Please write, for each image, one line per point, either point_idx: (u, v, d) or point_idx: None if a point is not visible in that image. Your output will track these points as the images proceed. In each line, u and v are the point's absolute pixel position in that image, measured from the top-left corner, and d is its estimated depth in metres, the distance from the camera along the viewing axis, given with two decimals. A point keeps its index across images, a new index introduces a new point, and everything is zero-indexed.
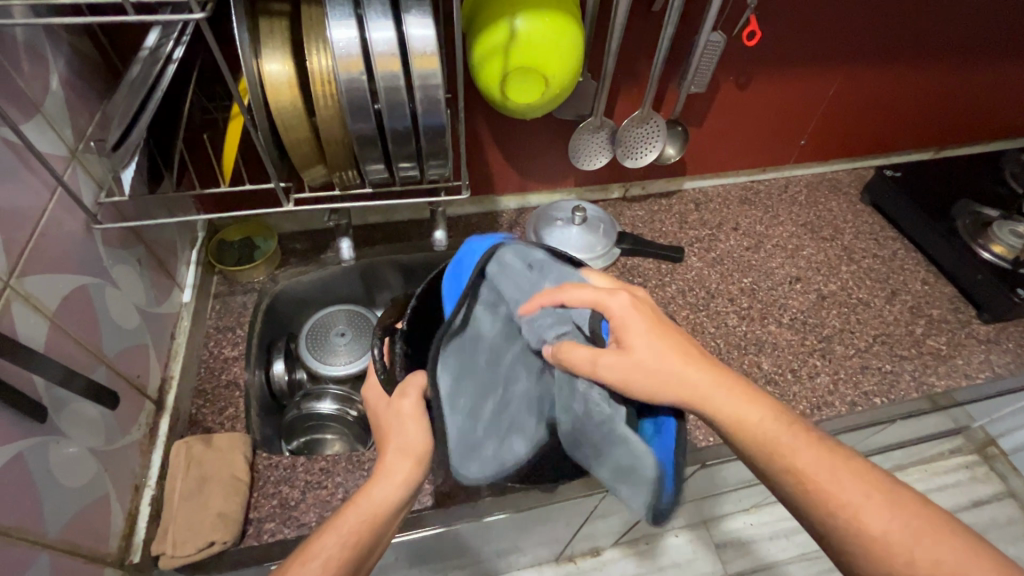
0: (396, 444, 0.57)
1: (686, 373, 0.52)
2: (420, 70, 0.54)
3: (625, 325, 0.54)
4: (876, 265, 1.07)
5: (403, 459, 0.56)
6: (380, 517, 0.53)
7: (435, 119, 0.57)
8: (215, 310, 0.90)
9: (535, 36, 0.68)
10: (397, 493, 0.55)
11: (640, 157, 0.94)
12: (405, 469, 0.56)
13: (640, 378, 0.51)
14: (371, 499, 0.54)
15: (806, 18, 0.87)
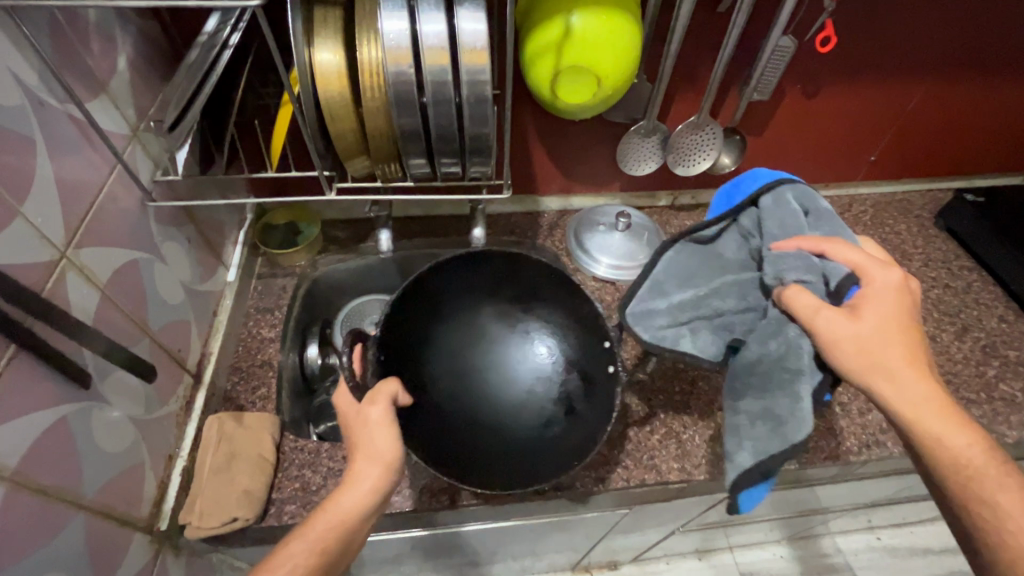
0: (365, 453, 0.57)
1: (913, 379, 0.49)
2: (471, 66, 0.52)
3: (879, 302, 0.51)
4: (946, 297, 0.98)
5: (374, 468, 0.57)
6: (347, 524, 0.55)
7: (482, 116, 0.55)
8: (257, 291, 0.93)
9: (592, 35, 0.65)
10: (363, 502, 0.56)
11: (693, 164, 0.90)
12: (374, 477, 0.56)
13: (861, 347, 0.50)
14: (337, 508, 0.55)
15: (888, 24, 0.81)
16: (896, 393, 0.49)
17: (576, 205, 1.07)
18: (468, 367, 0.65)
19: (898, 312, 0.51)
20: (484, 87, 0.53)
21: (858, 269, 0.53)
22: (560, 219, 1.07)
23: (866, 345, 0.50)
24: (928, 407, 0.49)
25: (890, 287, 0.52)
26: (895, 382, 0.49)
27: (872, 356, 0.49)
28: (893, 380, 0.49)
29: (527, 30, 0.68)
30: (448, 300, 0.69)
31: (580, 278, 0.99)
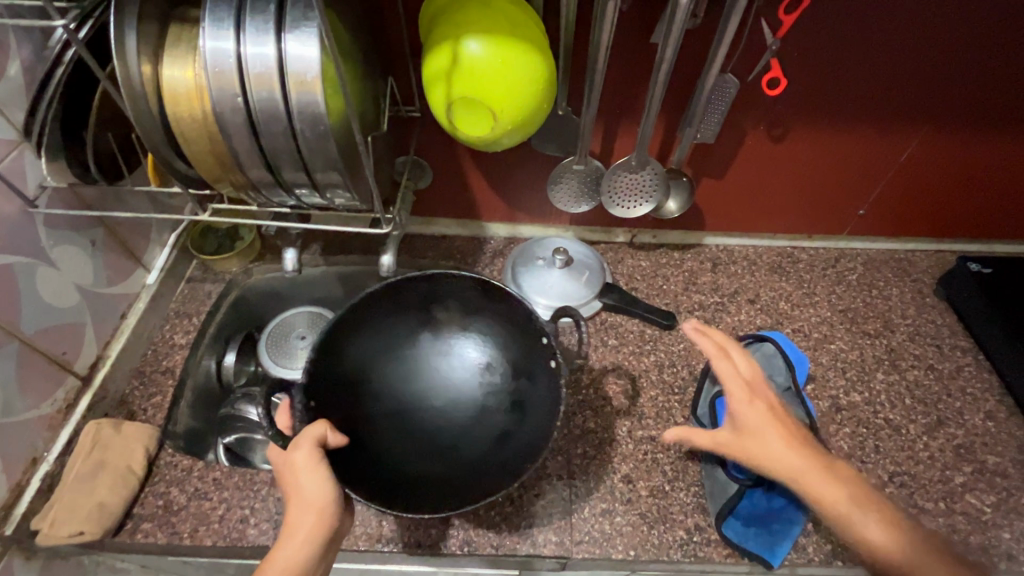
0: (297, 503, 0.53)
1: (789, 457, 0.56)
2: (302, 95, 0.49)
3: (750, 415, 0.58)
4: (926, 381, 0.85)
5: (309, 513, 0.52)
6: None
7: (321, 150, 0.52)
8: (183, 294, 0.93)
9: (483, 63, 0.59)
10: (305, 555, 0.51)
11: (630, 208, 0.82)
12: (311, 523, 0.52)
13: (758, 454, 0.57)
14: (276, 566, 0.50)
15: (863, 63, 0.70)
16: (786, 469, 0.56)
17: (525, 233, 1.01)
18: (412, 389, 0.71)
19: (776, 427, 0.58)
20: (318, 117, 0.50)
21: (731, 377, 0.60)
22: (506, 247, 1.00)
23: (750, 440, 0.58)
24: (813, 478, 0.55)
25: (751, 408, 0.59)
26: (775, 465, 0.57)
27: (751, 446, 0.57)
28: (790, 473, 0.56)
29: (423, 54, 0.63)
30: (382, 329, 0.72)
31: None
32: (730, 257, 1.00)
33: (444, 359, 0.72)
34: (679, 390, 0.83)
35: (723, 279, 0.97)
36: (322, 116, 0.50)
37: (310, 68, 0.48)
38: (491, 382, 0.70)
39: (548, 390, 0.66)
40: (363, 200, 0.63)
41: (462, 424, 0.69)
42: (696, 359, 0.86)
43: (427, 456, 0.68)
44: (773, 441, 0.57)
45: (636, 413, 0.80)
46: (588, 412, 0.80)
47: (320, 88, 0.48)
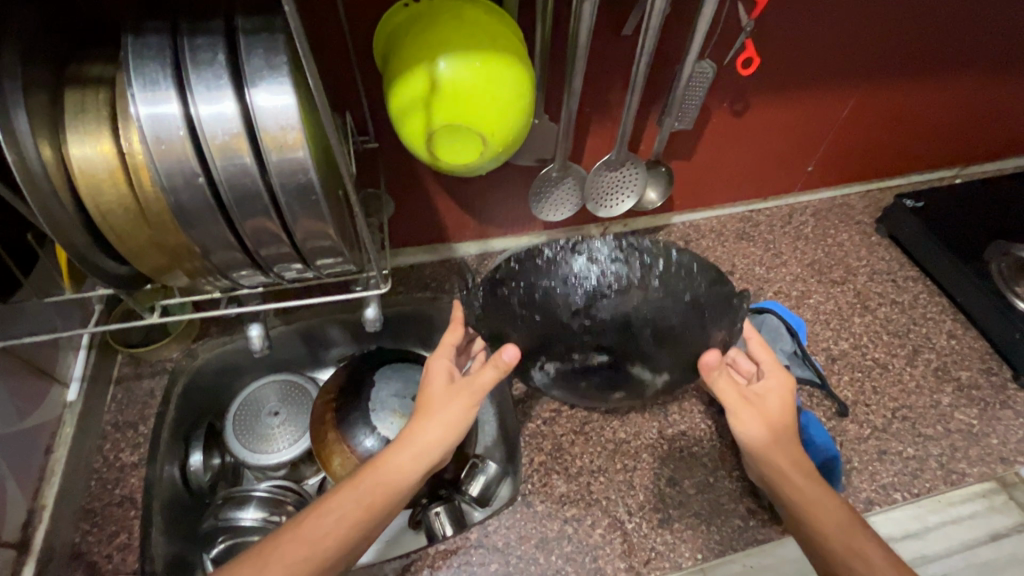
0: (427, 417, 0.61)
1: (782, 440, 0.59)
2: (281, 158, 0.38)
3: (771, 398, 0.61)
4: (894, 315, 0.92)
5: (433, 428, 0.61)
6: (394, 486, 0.59)
7: (308, 219, 0.42)
8: (117, 400, 0.77)
9: (468, 84, 0.52)
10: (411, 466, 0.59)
11: (613, 206, 0.79)
12: (434, 439, 0.60)
13: (755, 428, 0.60)
14: (384, 467, 0.59)
15: (815, 29, 0.71)
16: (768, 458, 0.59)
17: (497, 247, 0.95)
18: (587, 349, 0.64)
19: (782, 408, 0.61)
20: (307, 183, 0.40)
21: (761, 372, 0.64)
22: (481, 265, 0.94)
23: (750, 415, 0.60)
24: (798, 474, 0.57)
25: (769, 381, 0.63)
26: (758, 446, 0.60)
27: (750, 415, 0.60)
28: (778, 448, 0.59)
29: (388, 79, 0.55)
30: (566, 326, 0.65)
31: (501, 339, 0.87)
32: (699, 232, 1.01)
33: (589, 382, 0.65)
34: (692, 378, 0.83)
35: (699, 256, 0.98)
36: (311, 181, 0.40)
37: (289, 124, 0.38)
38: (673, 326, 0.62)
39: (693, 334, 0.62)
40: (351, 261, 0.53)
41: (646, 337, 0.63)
42: None
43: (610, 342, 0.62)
44: (768, 425, 0.60)
45: (661, 413, 0.79)
46: (614, 422, 0.78)
47: (305, 146, 0.39)
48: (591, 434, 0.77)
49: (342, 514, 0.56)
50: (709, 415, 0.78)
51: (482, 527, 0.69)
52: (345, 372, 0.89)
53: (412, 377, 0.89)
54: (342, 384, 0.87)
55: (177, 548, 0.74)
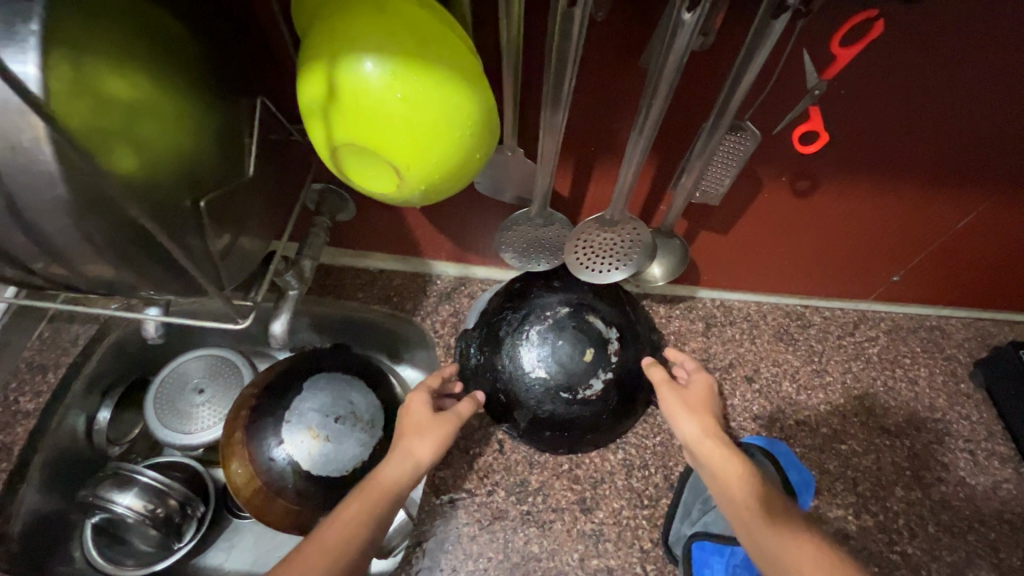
0: (416, 437, 0.58)
1: (706, 422, 0.57)
2: (8, 154, 0.31)
3: (700, 384, 0.61)
4: (954, 500, 0.69)
5: (425, 446, 0.58)
6: (388, 497, 0.53)
7: (58, 231, 0.34)
8: (42, 339, 0.75)
9: (373, 98, 0.39)
10: (405, 478, 0.55)
11: (601, 271, 0.62)
12: (421, 456, 0.57)
13: (680, 406, 0.58)
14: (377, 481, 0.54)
15: (941, 110, 0.49)
16: (694, 439, 0.56)
17: (479, 274, 0.82)
18: (557, 359, 0.64)
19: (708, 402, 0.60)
20: (47, 191, 0.32)
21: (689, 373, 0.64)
22: (455, 290, 0.82)
23: (674, 393, 0.59)
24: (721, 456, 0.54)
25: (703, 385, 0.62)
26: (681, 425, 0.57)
27: (676, 398, 0.59)
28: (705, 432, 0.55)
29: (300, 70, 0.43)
30: (533, 359, 0.65)
31: None
32: (728, 317, 0.81)
33: (562, 348, 0.64)
34: (647, 503, 0.66)
35: (718, 346, 0.79)
36: (54, 188, 0.32)
37: (22, 112, 0.30)
38: (607, 344, 0.65)
39: (634, 350, 0.67)
40: (188, 287, 0.44)
41: (584, 354, 0.64)
42: (672, 457, 0.69)
43: (549, 390, 0.64)
44: (691, 404, 0.59)
45: (591, 535, 0.64)
46: (533, 528, 0.64)
47: (49, 147, 0.31)
48: (498, 535, 0.64)
49: (350, 530, 0.50)
50: (647, 559, 0.63)
51: None
52: (280, 367, 0.81)
53: (342, 394, 0.79)
54: (270, 380, 0.79)
55: (53, 509, 0.71)
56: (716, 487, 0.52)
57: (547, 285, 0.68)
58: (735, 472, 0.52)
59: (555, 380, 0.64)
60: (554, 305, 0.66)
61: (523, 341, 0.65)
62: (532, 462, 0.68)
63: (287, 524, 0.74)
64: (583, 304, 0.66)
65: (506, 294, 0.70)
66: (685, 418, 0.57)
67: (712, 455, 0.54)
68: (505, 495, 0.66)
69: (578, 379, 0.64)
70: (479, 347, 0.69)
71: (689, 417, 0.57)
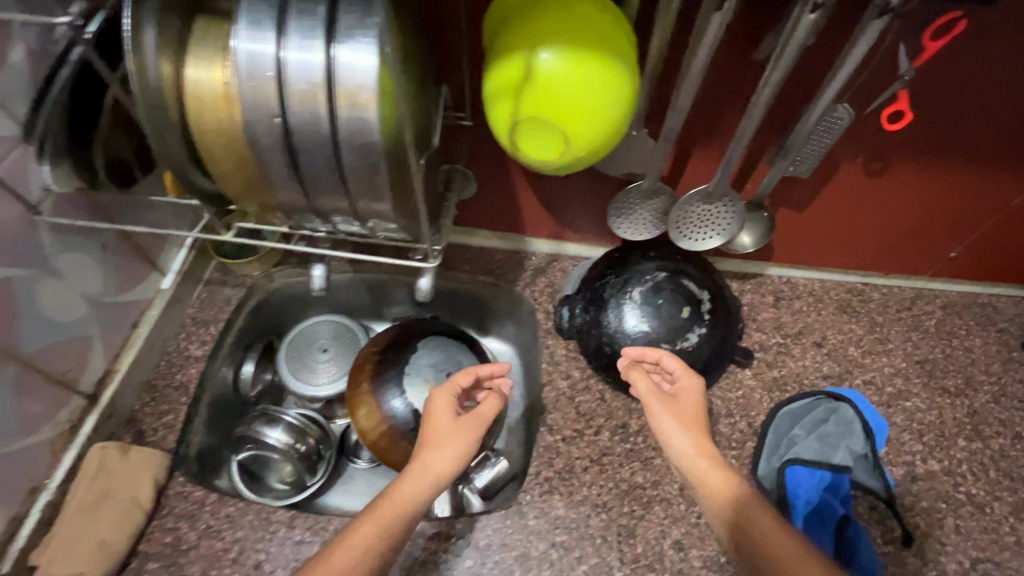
0: (438, 450, 0.65)
1: (690, 435, 0.65)
2: (353, 121, 0.40)
3: (687, 396, 0.68)
4: (1013, 450, 0.76)
5: (444, 454, 0.65)
6: (410, 508, 0.60)
7: (361, 177, 0.43)
8: (200, 299, 0.86)
9: (562, 80, 0.50)
10: (427, 492, 0.62)
11: (699, 240, 0.72)
12: (440, 468, 0.64)
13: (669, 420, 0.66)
14: (393, 497, 0.61)
15: (1006, 98, 0.58)
16: (686, 456, 0.64)
17: (570, 252, 0.93)
18: (657, 315, 0.74)
19: (694, 411, 0.67)
20: (368, 150, 0.41)
21: (676, 373, 0.70)
22: (549, 264, 0.93)
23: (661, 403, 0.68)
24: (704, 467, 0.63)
25: (692, 392, 0.68)
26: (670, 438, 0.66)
27: (663, 409, 0.67)
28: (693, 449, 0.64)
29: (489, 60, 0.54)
30: (636, 315, 0.75)
31: (551, 343, 0.85)
32: (795, 291, 0.91)
33: (662, 306, 0.74)
34: (735, 445, 0.75)
35: (787, 316, 0.88)
36: (373, 146, 0.40)
37: (365, 85, 0.38)
38: (699, 303, 0.75)
39: (723, 310, 0.77)
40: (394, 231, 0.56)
41: (681, 312, 0.74)
42: (753, 408, 0.78)
43: (650, 342, 0.74)
44: (681, 420, 0.66)
45: None
46: (636, 464, 0.73)
47: (376, 108, 0.39)
48: (606, 468, 0.73)
49: (364, 545, 0.57)
50: None
51: (471, 520, 0.68)
52: (395, 330, 0.92)
53: (452, 354, 0.89)
54: (388, 340, 0.90)
55: (212, 444, 0.82)
56: (706, 498, 0.62)
57: (644, 254, 0.78)
58: (726, 492, 0.61)
59: (657, 334, 0.74)
60: (653, 270, 0.76)
61: (626, 300, 0.75)
62: (630, 407, 0.78)
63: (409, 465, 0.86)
64: (678, 269, 0.76)
65: (607, 262, 0.80)
66: (676, 435, 0.65)
67: (701, 474, 0.63)
68: (609, 435, 0.76)
69: (677, 332, 0.74)
70: (583, 308, 0.79)
71: (681, 438, 0.65)
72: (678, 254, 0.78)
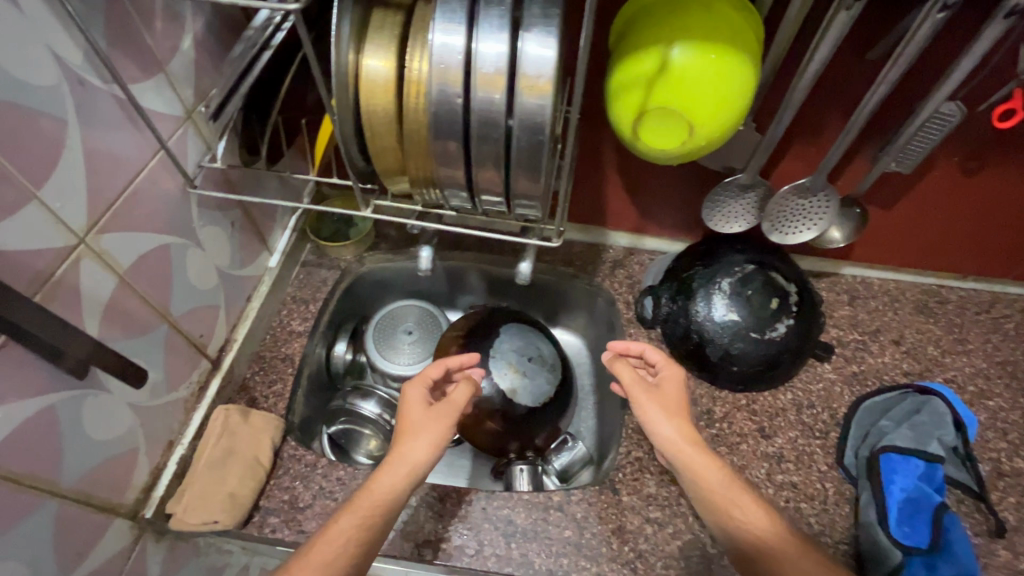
0: (413, 438, 0.63)
1: (674, 423, 0.64)
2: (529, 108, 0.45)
3: (672, 382, 0.69)
4: None
5: (420, 448, 0.62)
6: (385, 506, 0.59)
7: (524, 155, 0.47)
8: (299, 279, 0.90)
9: (697, 73, 0.53)
10: (402, 485, 0.60)
11: (790, 233, 0.75)
12: (418, 462, 0.62)
13: (655, 412, 0.65)
14: (371, 493, 0.59)
15: None
16: (672, 444, 0.64)
17: (647, 245, 0.96)
18: (746, 305, 0.76)
19: (677, 398, 0.67)
20: (539, 131, 0.45)
21: (659, 366, 0.71)
22: (627, 257, 0.95)
23: (649, 395, 0.67)
24: (693, 452, 0.62)
25: (677, 381, 0.69)
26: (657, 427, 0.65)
27: (652, 398, 0.66)
28: (675, 441, 0.63)
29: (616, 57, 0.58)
30: (725, 303, 0.77)
31: (633, 331, 0.87)
32: (871, 291, 0.92)
33: (751, 296, 0.77)
34: (820, 436, 0.77)
35: (865, 314, 0.90)
36: (544, 128, 0.45)
37: (543, 74, 0.43)
38: (787, 296, 0.77)
39: (809, 305, 0.79)
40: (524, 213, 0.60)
41: (770, 304, 0.76)
42: (836, 401, 0.80)
43: (739, 332, 0.76)
44: (665, 406, 0.66)
45: (775, 456, 0.75)
46: (723, 448, 0.76)
47: (550, 95, 0.44)
48: None
49: (342, 543, 0.55)
50: (827, 478, 0.73)
51: (567, 494, 0.71)
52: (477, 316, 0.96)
53: (533, 341, 0.93)
54: (471, 325, 0.94)
55: (309, 415, 0.86)
56: (688, 475, 0.62)
57: (731, 249, 0.82)
58: (711, 469, 0.61)
59: (746, 323, 0.76)
60: (741, 263, 0.79)
61: (714, 290, 0.78)
62: (714, 395, 0.80)
63: (490, 443, 0.88)
64: (767, 263, 0.79)
65: (693, 255, 0.84)
66: (663, 421, 0.65)
67: (687, 455, 0.62)
68: (695, 420, 0.78)
69: (766, 322, 0.76)
70: (669, 298, 0.82)
71: (667, 425, 0.64)
72: (765, 250, 0.81)
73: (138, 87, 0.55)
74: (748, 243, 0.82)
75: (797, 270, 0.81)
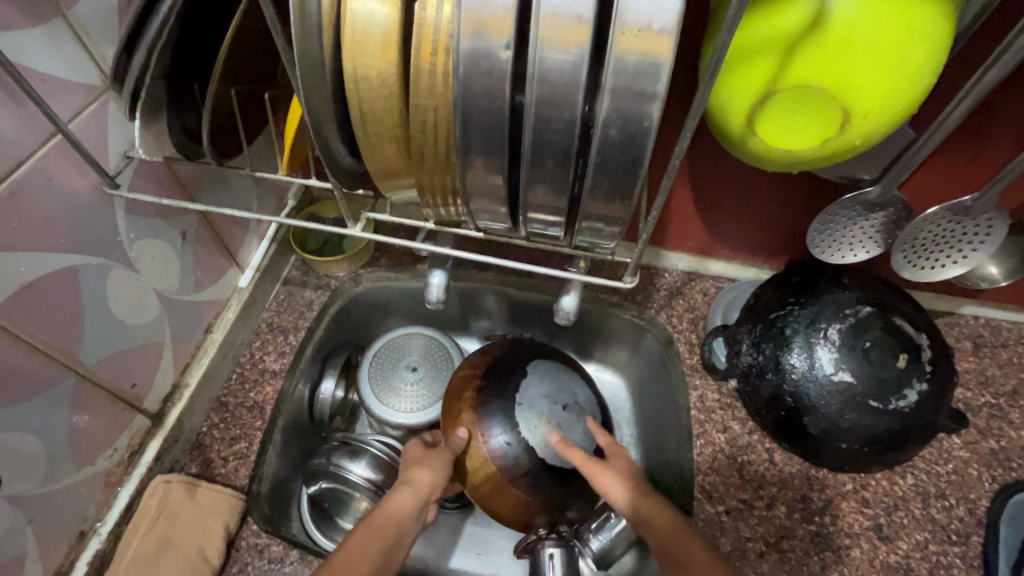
0: (416, 464, 0.56)
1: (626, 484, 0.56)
2: (626, 76, 0.28)
3: (618, 457, 0.59)
4: None
5: (423, 472, 0.55)
6: (394, 527, 0.50)
7: (613, 150, 0.31)
8: (278, 301, 0.71)
9: (873, 33, 0.34)
10: (411, 507, 0.52)
11: (928, 267, 0.55)
12: (430, 483, 0.55)
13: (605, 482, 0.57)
14: (381, 509, 0.51)
15: None
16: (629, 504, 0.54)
17: (714, 270, 0.76)
18: (864, 365, 0.56)
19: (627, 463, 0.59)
20: (640, 116, 0.29)
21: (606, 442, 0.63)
22: (687, 284, 0.75)
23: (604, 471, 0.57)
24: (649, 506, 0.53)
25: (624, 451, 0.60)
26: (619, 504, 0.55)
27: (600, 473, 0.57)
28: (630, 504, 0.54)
29: (721, 17, 0.38)
30: (833, 358, 0.57)
31: (698, 384, 0.68)
32: (1008, 338, 0.71)
33: (873, 351, 0.56)
34: (953, 542, 0.58)
35: (1005, 369, 0.69)
36: (647, 112, 0.29)
37: (659, 16, 0.27)
38: (916, 352, 0.57)
39: (945, 364, 0.59)
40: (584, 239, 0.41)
41: (898, 362, 0.56)
42: (972, 489, 0.61)
43: (852, 401, 0.56)
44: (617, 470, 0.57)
45: (899, 568, 0.57)
46: (827, 553, 0.57)
47: (670, 49, 0.27)
48: (789, 556, 0.57)
49: (355, 559, 0.46)
50: None
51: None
52: None
53: (565, 384, 0.67)
54: (491, 361, 0.68)
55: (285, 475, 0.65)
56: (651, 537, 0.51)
57: (839, 282, 0.61)
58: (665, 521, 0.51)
59: (862, 387, 0.56)
60: (853, 304, 0.59)
61: (818, 340, 0.58)
62: (809, 477, 0.61)
63: (516, 516, 0.64)
64: (886, 305, 0.59)
65: (794, 284, 0.62)
66: (615, 487, 0.56)
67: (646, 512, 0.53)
68: (786, 512, 0.59)
69: (890, 388, 0.56)
70: (751, 346, 0.62)
71: (619, 488, 0.55)
72: (883, 287, 0.61)
73: (12, 38, 0.36)
74: (859, 276, 0.62)
75: (925, 314, 0.61)
